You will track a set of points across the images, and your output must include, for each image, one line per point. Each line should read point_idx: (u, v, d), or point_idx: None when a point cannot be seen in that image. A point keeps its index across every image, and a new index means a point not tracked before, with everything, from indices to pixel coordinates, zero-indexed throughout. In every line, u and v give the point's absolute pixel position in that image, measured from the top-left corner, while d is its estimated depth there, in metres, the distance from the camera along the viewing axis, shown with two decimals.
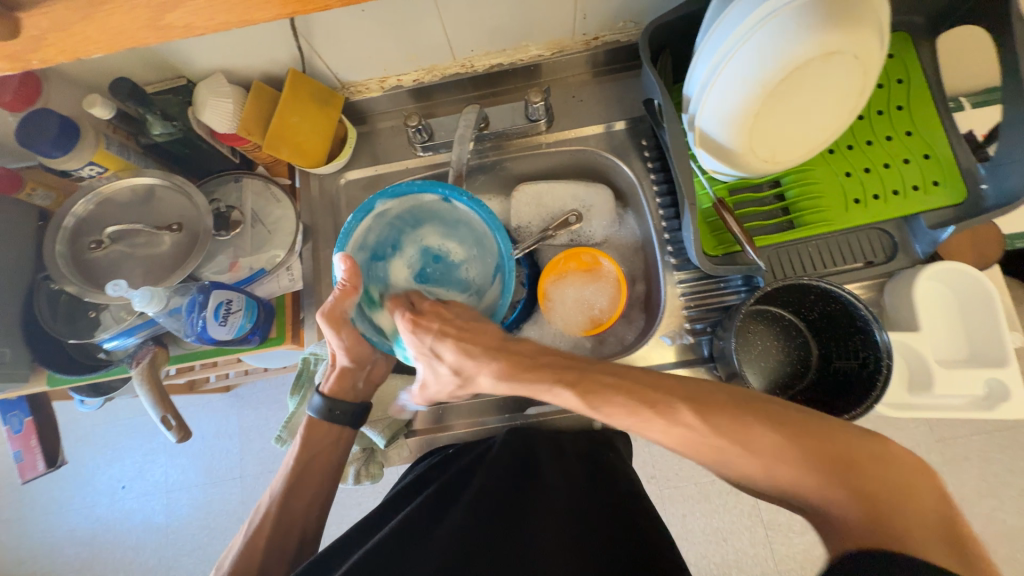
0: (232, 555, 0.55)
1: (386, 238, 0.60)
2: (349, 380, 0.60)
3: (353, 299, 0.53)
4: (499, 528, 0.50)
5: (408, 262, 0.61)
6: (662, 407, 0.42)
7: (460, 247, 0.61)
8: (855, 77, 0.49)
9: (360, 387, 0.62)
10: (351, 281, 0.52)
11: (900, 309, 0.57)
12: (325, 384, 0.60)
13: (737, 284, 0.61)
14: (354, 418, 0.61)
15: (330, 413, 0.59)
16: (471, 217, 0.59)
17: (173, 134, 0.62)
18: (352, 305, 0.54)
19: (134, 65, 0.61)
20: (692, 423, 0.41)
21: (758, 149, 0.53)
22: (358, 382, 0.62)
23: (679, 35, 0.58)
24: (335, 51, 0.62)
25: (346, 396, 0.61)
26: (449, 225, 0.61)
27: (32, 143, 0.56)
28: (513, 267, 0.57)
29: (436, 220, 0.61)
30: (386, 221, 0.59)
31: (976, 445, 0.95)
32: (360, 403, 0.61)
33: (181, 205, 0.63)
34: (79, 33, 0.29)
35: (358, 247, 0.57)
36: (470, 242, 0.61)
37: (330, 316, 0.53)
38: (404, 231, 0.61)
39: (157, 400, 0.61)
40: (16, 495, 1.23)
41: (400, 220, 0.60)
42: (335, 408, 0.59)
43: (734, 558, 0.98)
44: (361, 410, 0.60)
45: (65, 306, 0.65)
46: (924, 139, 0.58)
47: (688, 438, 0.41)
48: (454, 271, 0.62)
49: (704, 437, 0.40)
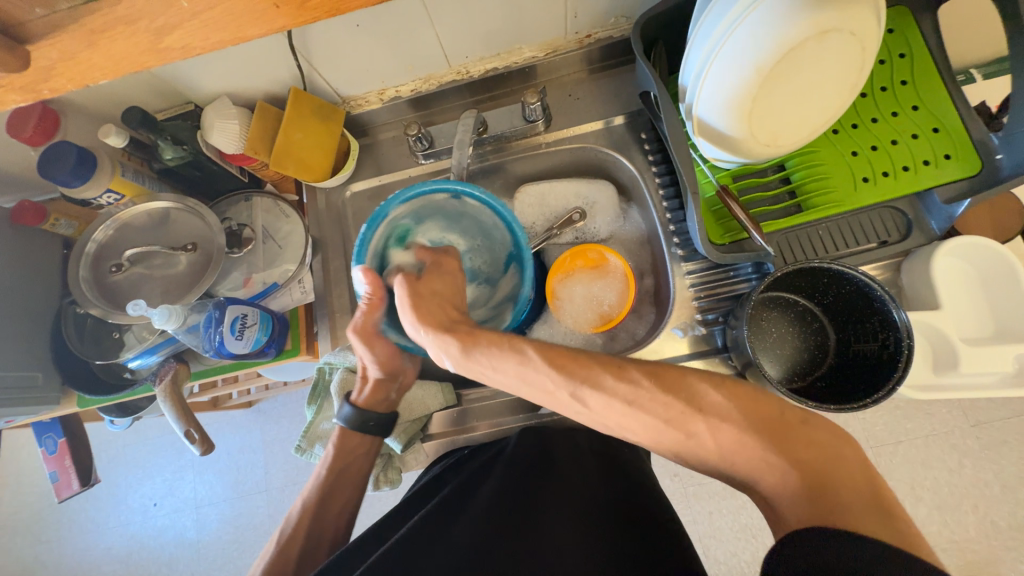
0: (263, 564, 0.56)
1: (396, 241, 0.59)
2: (383, 392, 0.61)
3: (380, 311, 0.55)
4: (514, 526, 0.50)
5: None
6: (613, 365, 0.43)
7: (466, 239, 0.62)
8: (853, 53, 0.48)
9: (393, 397, 0.62)
10: (376, 295, 0.53)
11: (918, 288, 0.56)
12: (358, 396, 0.61)
13: (748, 272, 0.60)
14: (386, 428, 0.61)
15: (363, 424, 0.60)
16: (478, 210, 0.60)
17: (184, 158, 0.64)
18: (381, 317, 0.55)
19: (145, 94, 0.63)
20: (644, 380, 0.41)
21: (759, 134, 0.53)
22: (391, 394, 0.61)
23: (670, 26, 0.58)
24: (334, 66, 0.64)
25: (379, 408, 0.61)
26: (453, 219, 0.62)
27: (54, 174, 0.58)
28: (529, 255, 0.59)
29: (440, 215, 0.61)
30: (394, 225, 0.59)
31: (1016, 428, 0.91)
32: (391, 412, 0.61)
33: (195, 226, 0.65)
34: (84, 61, 0.30)
35: (374, 255, 0.57)
36: (477, 232, 0.62)
37: (362, 332, 0.55)
38: (410, 231, 0.60)
39: (180, 415, 0.62)
40: (55, 516, 1.28)
41: (407, 221, 0.60)
42: (368, 419, 0.60)
43: (766, 555, 0.96)
44: (392, 420, 0.61)
45: (91, 329, 0.67)
46: (932, 113, 0.56)
47: (637, 396, 0.41)
48: (462, 263, 0.62)
49: (654, 395, 0.41)
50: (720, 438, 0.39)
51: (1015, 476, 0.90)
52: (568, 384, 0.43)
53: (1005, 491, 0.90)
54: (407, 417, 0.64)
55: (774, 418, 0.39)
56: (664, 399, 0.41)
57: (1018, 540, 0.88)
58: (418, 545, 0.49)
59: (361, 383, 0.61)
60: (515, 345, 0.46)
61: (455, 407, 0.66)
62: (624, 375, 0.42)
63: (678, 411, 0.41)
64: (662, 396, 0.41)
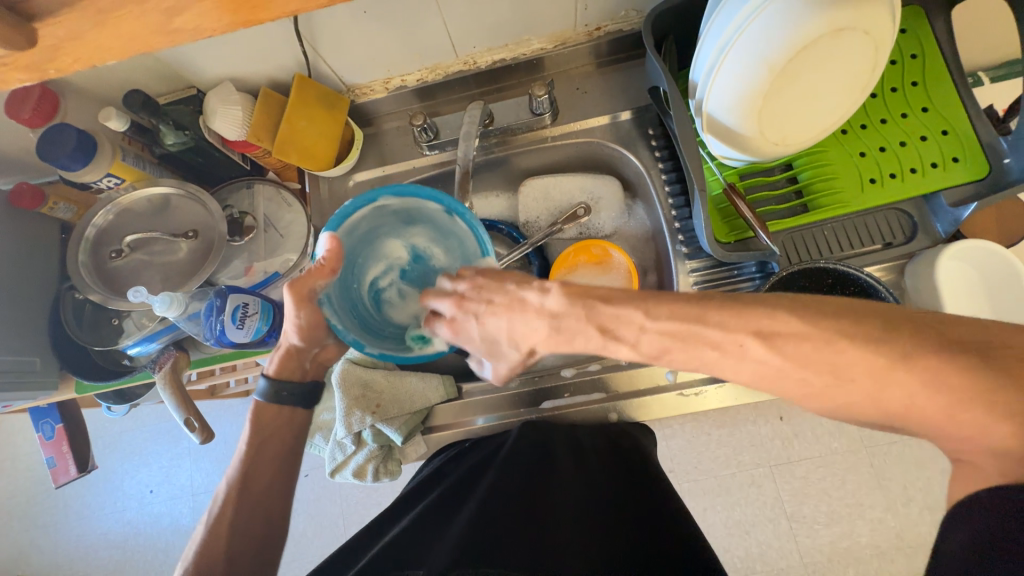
0: (196, 545, 0.55)
1: (379, 229, 0.57)
2: (296, 359, 0.58)
3: (326, 279, 0.51)
4: (515, 521, 0.51)
5: (389, 258, 0.58)
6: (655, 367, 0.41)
7: (446, 256, 0.58)
8: (866, 52, 0.47)
9: (308, 367, 0.60)
10: (330, 262, 0.50)
11: (921, 292, 0.56)
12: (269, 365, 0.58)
13: (751, 271, 0.60)
14: (304, 399, 0.59)
15: (277, 395, 0.57)
16: (466, 234, 0.56)
17: (186, 144, 0.64)
18: (323, 285, 0.51)
19: (147, 77, 0.62)
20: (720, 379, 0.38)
21: (769, 133, 0.52)
22: (305, 362, 0.59)
23: (681, 21, 0.58)
24: (340, 53, 0.63)
25: (295, 375, 0.59)
26: (444, 233, 0.58)
27: (53, 157, 0.57)
28: None
29: (432, 224, 0.58)
30: (381, 214, 0.57)
31: None
32: (308, 383, 0.60)
33: (196, 213, 0.64)
34: (93, 42, 0.30)
35: (348, 234, 0.55)
36: (458, 255, 0.57)
37: (296, 291, 0.50)
38: (396, 227, 0.58)
39: (179, 403, 0.62)
40: (50, 501, 1.28)
41: (392, 214, 0.57)
42: (282, 389, 0.57)
43: (759, 552, 0.97)
44: (308, 391, 0.59)
45: (90, 315, 0.67)
46: (941, 116, 0.56)
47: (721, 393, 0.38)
48: (434, 278, 0.58)
49: None
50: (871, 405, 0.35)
51: None
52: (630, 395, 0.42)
53: None
54: (408, 409, 0.64)
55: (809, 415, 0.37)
56: (799, 373, 0.35)
57: None
58: (416, 544, 0.49)
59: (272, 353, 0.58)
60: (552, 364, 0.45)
61: (455, 400, 0.66)
62: (742, 355, 0.37)
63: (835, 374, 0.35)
64: (795, 372, 0.36)
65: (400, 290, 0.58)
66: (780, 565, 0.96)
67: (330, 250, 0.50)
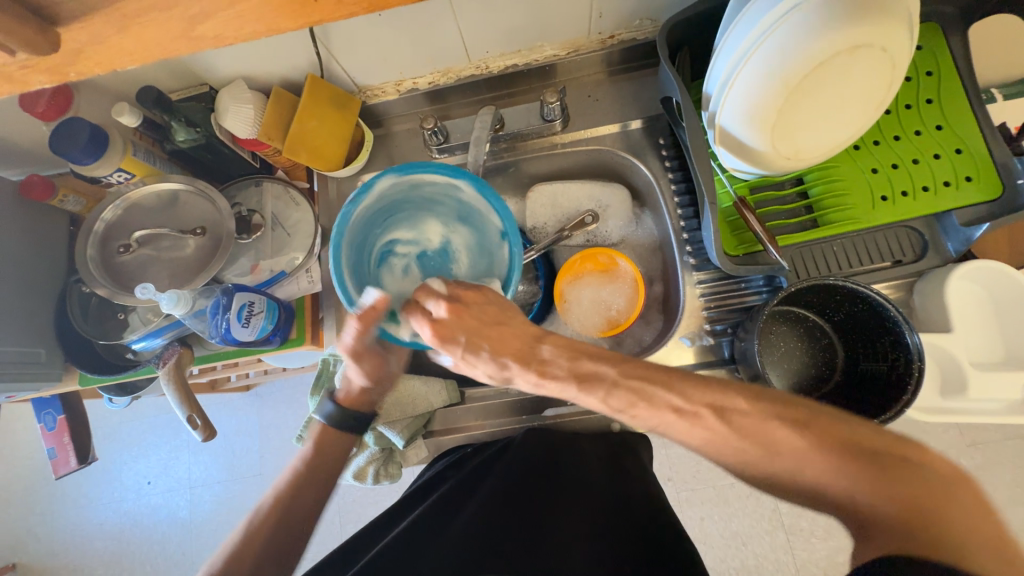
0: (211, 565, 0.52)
1: (434, 204, 0.59)
2: (367, 392, 0.57)
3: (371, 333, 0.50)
4: (515, 527, 0.51)
5: (423, 233, 0.60)
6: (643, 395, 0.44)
7: (467, 268, 0.59)
8: (883, 70, 0.47)
9: (374, 399, 0.59)
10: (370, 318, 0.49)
11: (930, 310, 0.55)
12: (341, 392, 0.58)
13: (759, 285, 0.59)
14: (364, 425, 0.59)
15: (342, 422, 0.57)
16: (497, 266, 0.57)
17: (197, 140, 0.64)
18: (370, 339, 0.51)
19: (161, 73, 0.62)
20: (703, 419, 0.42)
21: (782, 147, 0.52)
22: (372, 395, 0.58)
23: (697, 33, 0.57)
24: (353, 55, 0.63)
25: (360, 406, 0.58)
26: (480, 250, 0.59)
27: (65, 150, 0.58)
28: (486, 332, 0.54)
29: (478, 234, 0.59)
30: (449, 194, 0.57)
31: (1010, 449, 0.91)
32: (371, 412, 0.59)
33: (205, 210, 0.64)
34: (115, 45, 0.30)
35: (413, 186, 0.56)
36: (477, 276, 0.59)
37: (348, 350, 0.51)
38: (450, 211, 0.59)
39: (183, 399, 0.62)
40: (48, 489, 1.28)
41: (450, 200, 0.58)
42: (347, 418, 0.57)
43: (755, 563, 0.96)
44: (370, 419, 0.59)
45: (95, 308, 0.67)
46: (956, 134, 0.56)
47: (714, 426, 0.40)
48: (444, 274, 0.59)
49: None
50: (787, 470, 0.39)
51: (1007, 498, 0.90)
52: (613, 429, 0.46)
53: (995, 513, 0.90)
54: (411, 412, 0.63)
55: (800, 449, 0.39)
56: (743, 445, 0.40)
57: None
58: (413, 547, 0.49)
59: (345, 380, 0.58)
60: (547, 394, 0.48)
61: (456, 405, 0.65)
62: (695, 419, 0.42)
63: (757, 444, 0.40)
64: (735, 440, 0.41)
65: (406, 265, 0.59)
66: None
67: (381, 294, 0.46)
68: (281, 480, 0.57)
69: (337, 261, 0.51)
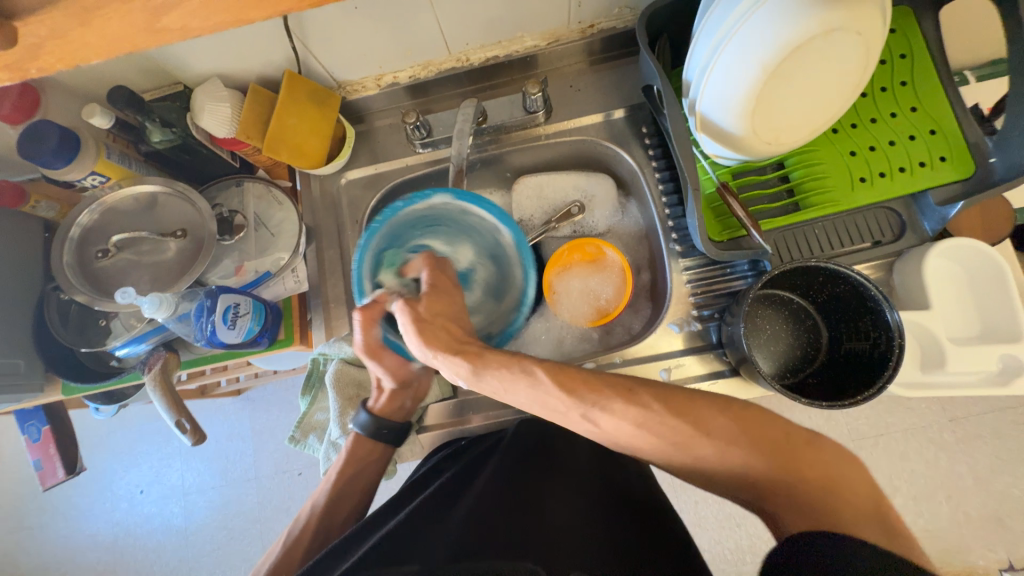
0: (269, 562, 0.58)
1: (475, 235, 0.62)
2: (398, 400, 0.61)
3: (376, 329, 0.53)
4: (512, 508, 0.51)
5: (453, 251, 0.63)
6: (628, 393, 0.44)
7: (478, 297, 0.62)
8: (858, 53, 0.48)
9: (408, 406, 0.63)
10: (369, 316, 0.51)
11: (909, 289, 0.57)
12: (375, 403, 0.61)
13: (744, 269, 0.60)
14: (398, 435, 0.61)
15: (376, 431, 0.60)
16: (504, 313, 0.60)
17: (173, 141, 0.62)
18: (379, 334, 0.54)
19: (132, 72, 0.61)
20: (678, 411, 0.43)
21: (761, 132, 0.52)
22: (405, 401, 0.62)
23: (675, 20, 0.58)
24: (331, 50, 0.62)
25: (395, 416, 0.62)
26: (492, 292, 0.63)
27: (36, 154, 0.56)
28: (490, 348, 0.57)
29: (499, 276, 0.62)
30: (492, 233, 0.61)
31: (989, 422, 0.94)
32: (404, 422, 0.62)
33: (184, 212, 0.63)
34: (77, 40, 0.29)
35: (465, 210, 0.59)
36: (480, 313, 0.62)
37: (366, 349, 0.54)
38: (485, 245, 0.62)
39: (170, 404, 0.61)
40: (37, 503, 1.26)
41: (490, 238, 0.61)
42: (381, 427, 0.60)
43: (748, 543, 0.98)
44: (404, 428, 0.61)
45: (76, 316, 0.65)
46: (930, 115, 0.57)
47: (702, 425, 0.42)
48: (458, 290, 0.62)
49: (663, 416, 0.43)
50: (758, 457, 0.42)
51: (987, 469, 0.93)
52: (578, 405, 0.45)
53: (977, 483, 0.93)
54: (404, 409, 0.64)
55: (778, 438, 0.42)
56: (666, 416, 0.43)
57: (988, 530, 0.92)
58: (409, 539, 0.48)
59: (379, 391, 0.62)
60: (525, 365, 0.46)
61: (450, 399, 0.66)
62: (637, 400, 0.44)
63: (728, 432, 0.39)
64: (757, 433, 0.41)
65: None
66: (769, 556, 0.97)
67: (382, 296, 0.53)
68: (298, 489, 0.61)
69: (364, 246, 0.54)
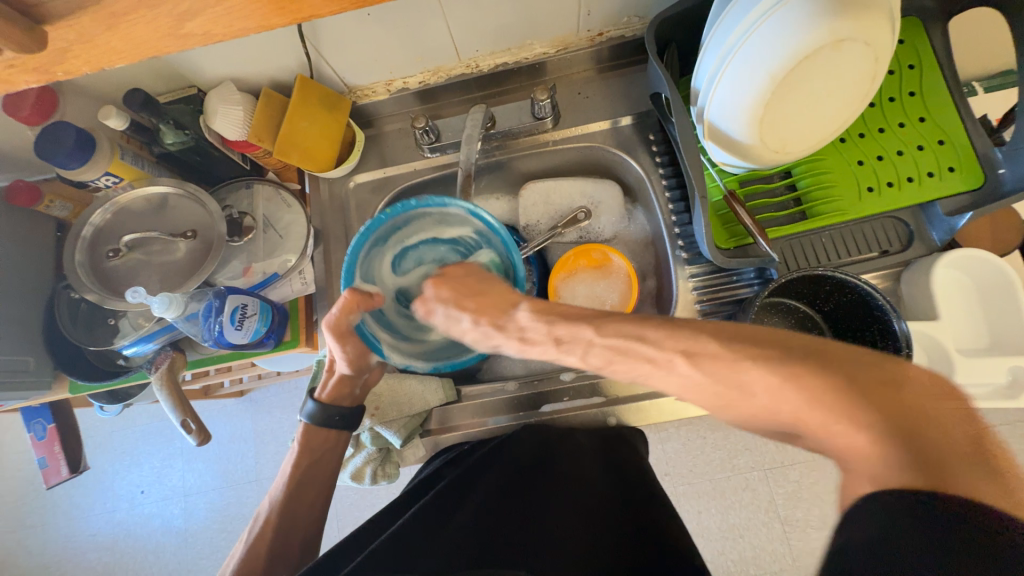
0: (236, 562, 0.58)
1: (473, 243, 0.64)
2: (347, 386, 0.61)
3: (355, 312, 0.55)
4: (515, 520, 0.51)
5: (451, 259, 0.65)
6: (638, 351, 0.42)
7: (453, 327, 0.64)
8: (867, 64, 0.48)
9: (357, 393, 0.63)
10: (352, 297, 0.54)
11: (917, 298, 0.57)
12: (323, 390, 0.61)
13: (750, 277, 0.60)
14: (350, 422, 0.62)
15: (326, 419, 0.60)
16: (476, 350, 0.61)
17: (186, 142, 0.63)
18: (355, 318, 0.56)
19: (149, 75, 0.62)
20: None
21: (769, 141, 0.53)
22: (355, 389, 0.62)
23: (683, 29, 0.58)
24: (342, 55, 0.63)
25: (343, 401, 0.62)
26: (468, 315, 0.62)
27: (51, 155, 0.57)
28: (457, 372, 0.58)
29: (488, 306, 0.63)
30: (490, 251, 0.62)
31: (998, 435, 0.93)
32: (356, 407, 0.62)
33: (195, 212, 0.64)
34: (102, 43, 0.30)
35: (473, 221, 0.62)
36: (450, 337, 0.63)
37: (334, 328, 0.55)
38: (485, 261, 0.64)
39: (176, 404, 0.61)
40: (39, 501, 1.26)
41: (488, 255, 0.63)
42: (331, 413, 0.60)
43: (752, 555, 0.97)
44: (356, 414, 0.62)
45: (85, 313, 0.66)
46: (939, 126, 0.57)
47: None
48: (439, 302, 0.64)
49: None
50: None
51: None
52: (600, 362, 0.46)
53: None
54: (407, 412, 0.64)
55: None
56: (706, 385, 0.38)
57: None
58: (413, 545, 0.48)
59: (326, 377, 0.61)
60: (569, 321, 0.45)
61: (454, 403, 0.67)
62: (670, 368, 0.39)
63: (811, 422, 0.34)
64: None
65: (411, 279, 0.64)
66: (773, 568, 0.96)
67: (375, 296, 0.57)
68: (277, 488, 0.61)
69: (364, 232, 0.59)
